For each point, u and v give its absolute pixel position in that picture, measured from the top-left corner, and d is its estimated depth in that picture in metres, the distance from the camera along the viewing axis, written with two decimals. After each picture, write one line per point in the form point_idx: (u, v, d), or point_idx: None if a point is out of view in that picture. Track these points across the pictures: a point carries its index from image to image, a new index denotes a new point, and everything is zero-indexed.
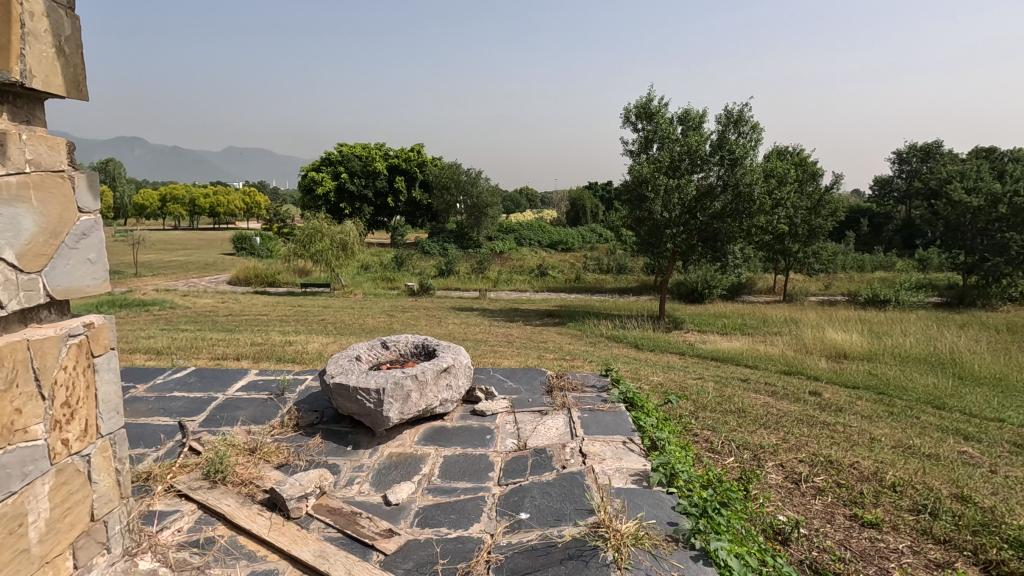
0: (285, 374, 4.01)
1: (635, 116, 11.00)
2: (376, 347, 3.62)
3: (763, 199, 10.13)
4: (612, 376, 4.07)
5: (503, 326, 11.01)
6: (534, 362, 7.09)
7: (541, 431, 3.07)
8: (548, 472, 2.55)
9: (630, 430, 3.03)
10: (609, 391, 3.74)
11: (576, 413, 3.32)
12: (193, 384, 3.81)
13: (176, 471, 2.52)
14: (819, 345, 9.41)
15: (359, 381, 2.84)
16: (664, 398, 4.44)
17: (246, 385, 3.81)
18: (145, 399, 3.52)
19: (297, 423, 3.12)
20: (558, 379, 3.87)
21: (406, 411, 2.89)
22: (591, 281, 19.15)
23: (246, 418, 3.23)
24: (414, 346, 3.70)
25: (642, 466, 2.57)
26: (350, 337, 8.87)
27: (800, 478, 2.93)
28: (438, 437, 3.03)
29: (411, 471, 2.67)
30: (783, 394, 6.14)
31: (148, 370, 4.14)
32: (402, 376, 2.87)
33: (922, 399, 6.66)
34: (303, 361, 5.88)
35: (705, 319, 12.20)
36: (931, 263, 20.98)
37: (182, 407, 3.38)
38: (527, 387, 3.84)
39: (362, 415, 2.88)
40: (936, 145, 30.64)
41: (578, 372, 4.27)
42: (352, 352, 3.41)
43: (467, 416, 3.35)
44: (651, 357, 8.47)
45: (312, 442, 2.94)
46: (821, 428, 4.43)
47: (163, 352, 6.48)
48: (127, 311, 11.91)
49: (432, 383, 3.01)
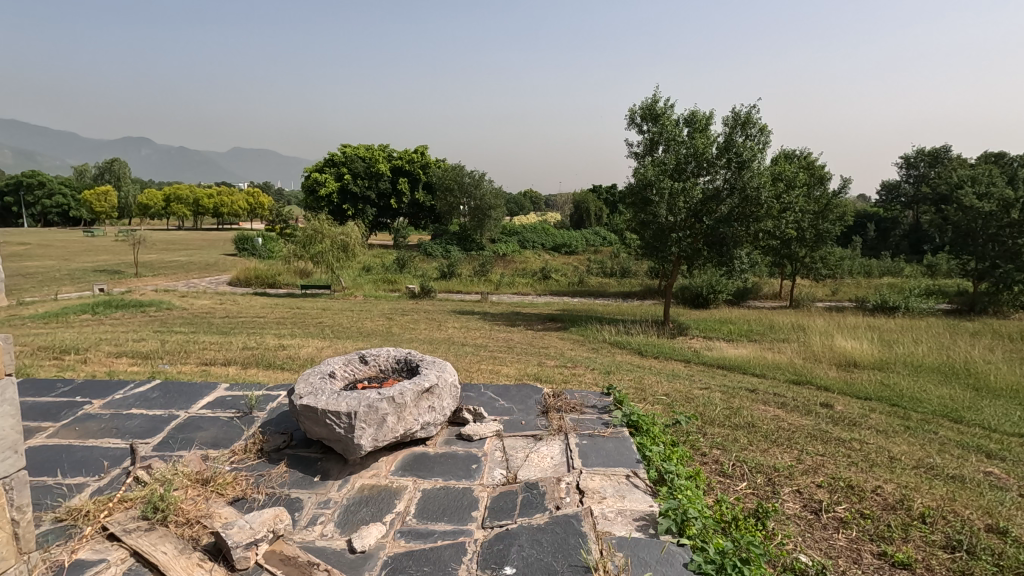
0: (255, 390, 3.78)
1: (639, 118, 10.81)
2: (353, 362, 3.40)
3: (771, 203, 9.89)
4: (613, 395, 3.82)
5: (504, 330, 10.79)
6: (535, 369, 6.86)
7: (534, 461, 2.82)
8: (539, 514, 2.30)
9: (633, 460, 2.79)
10: (610, 413, 3.49)
11: (574, 438, 3.07)
12: (155, 400, 3.58)
13: (113, 508, 2.30)
14: (828, 353, 9.16)
15: (328, 403, 2.61)
16: (670, 416, 4.17)
17: (213, 401, 3.58)
18: (98, 418, 3.29)
19: (261, 449, 2.90)
20: (555, 398, 3.62)
21: (380, 438, 2.64)
22: (594, 284, 18.95)
23: (205, 441, 3.01)
24: (395, 361, 3.48)
25: (647, 508, 2.32)
26: (346, 342, 8.64)
27: (820, 508, 2.67)
28: (419, 467, 2.79)
29: (383, 509, 2.43)
30: (794, 406, 5.89)
31: (111, 384, 3.91)
32: (376, 398, 2.63)
33: (937, 411, 6.40)
34: (292, 369, 5.65)
35: (710, 325, 11.96)
36: (939, 269, 20.66)
37: (137, 428, 3.15)
38: (521, 407, 3.60)
39: (333, 441, 2.64)
40: (944, 150, 30.30)
41: (578, 389, 4.02)
42: (325, 368, 3.19)
43: (453, 440, 3.12)
44: (654, 365, 8.22)
45: (275, 472, 2.71)
46: (836, 446, 4.20)
47: (148, 357, 6.26)
48: (122, 313, 11.73)
49: (411, 406, 2.78)
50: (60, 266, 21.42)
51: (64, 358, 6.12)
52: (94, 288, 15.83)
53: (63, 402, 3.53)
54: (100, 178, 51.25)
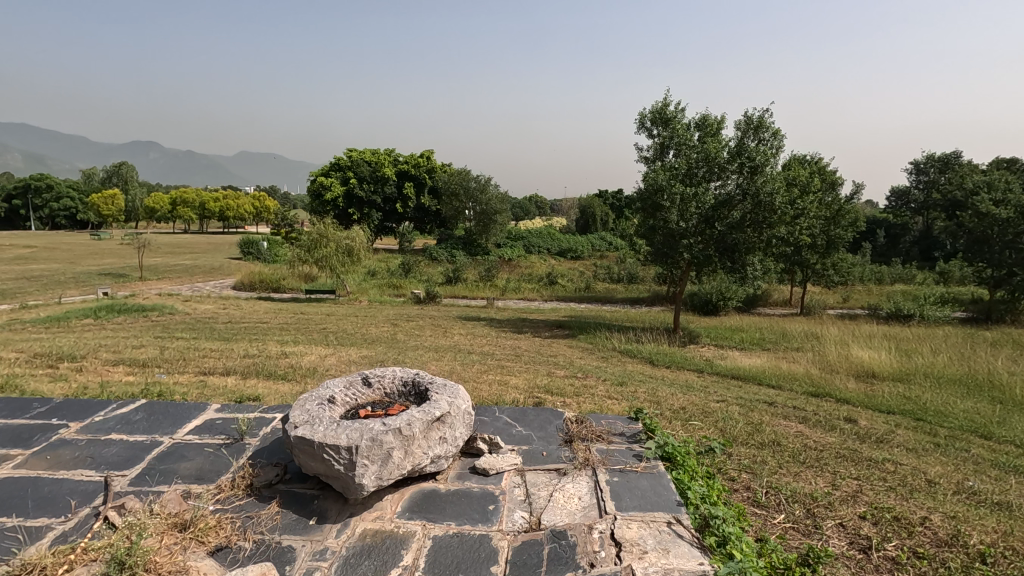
0: (246, 413, 3.56)
1: (649, 121, 10.64)
2: (355, 385, 3.18)
3: (785, 209, 9.63)
4: (640, 421, 3.57)
5: (511, 337, 10.59)
6: (546, 379, 6.63)
7: (560, 503, 2.58)
8: (571, 572, 2.07)
9: (673, 502, 2.55)
10: (641, 443, 3.25)
11: (603, 475, 2.83)
12: (137, 423, 3.37)
13: (74, 561, 2.08)
14: (845, 363, 8.87)
15: (327, 437, 2.39)
16: (695, 439, 3.94)
17: (200, 426, 3.36)
18: (73, 445, 3.08)
19: (252, 484, 2.68)
20: (578, 426, 3.39)
21: (383, 476, 2.42)
22: (601, 290, 18.76)
23: (188, 473, 2.80)
24: (401, 384, 3.27)
25: (696, 566, 2.08)
26: (350, 349, 8.45)
27: (869, 547, 2.46)
28: (429, 508, 2.56)
29: (388, 560, 2.19)
30: (816, 421, 5.64)
31: (92, 403, 3.70)
32: (381, 431, 2.41)
33: (965, 427, 6.13)
34: (293, 380, 5.45)
35: (721, 333, 11.71)
36: (953, 276, 20.31)
37: (115, 457, 2.94)
38: (541, 435, 3.37)
39: (332, 478, 2.42)
40: (955, 155, 29.90)
41: (603, 414, 3.77)
42: (325, 393, 2.99)
43: (467, 475, 2.89)
44: (666, 375, 7.99)
45: (265, 514, 2.48)
46: (869, 467, 3.96)
47: (144, 365, 6.06)
48: (124, 317, 11.62)
49: (420, 438, 2.55)
50: (64, 269, 21.39)
51: (58, 366, 5.93)
52: (98, 290, 15.77)
53: (37, 426, 3.33)
54: (107, 182, 51.54)
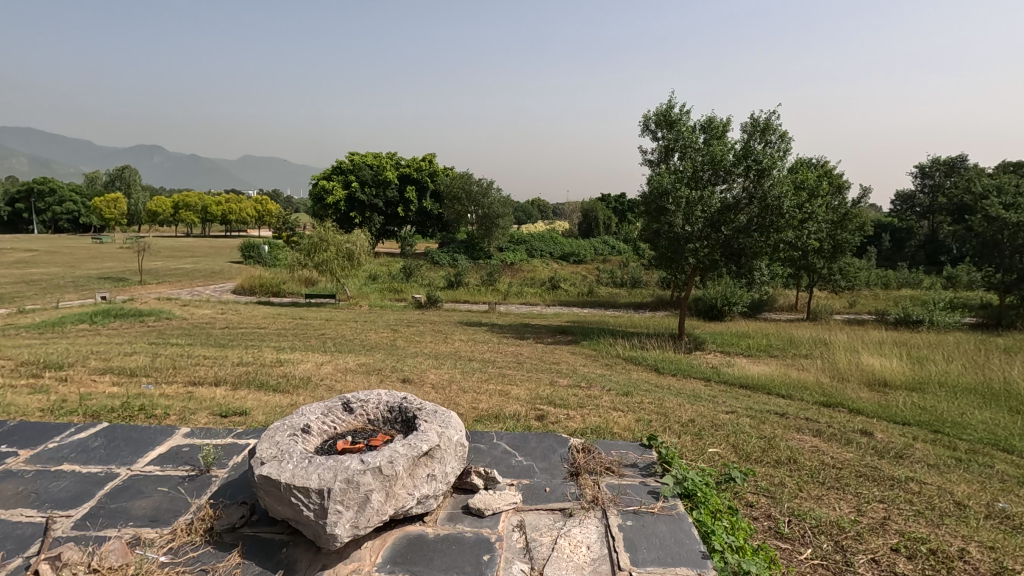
0: (215, 440, 3.34)
1: (654, 124, 10.45)
2: (335, 412, 2.98)
3: (793, 212, 9.37)
4: (655, 450, 3.33)
5: (513, 343, 10.37)
6: (548, 388, 6.39)
7: (566, 553, 2.35)
8: None
9: (697, 554, 2.31)
10: (656, 478, 3.01)
11: (615, 519, 2.60)
12: (95, 451, 3.16)
13: None
14: (855, 371, 8.63)
15: (297, 479, 2.21)
16: (708, 462, 3.70)
17: (162, 454, 3.14)
18: (19, 478, 2.86)
19: (212, 529, 2.45)
20: (585, 457, 3.15)
21: (360, 523, 2.21)
22: (604, 295, 18.54)
23: (142, 513, 2.58)
24: (386, 410, 3.07)
25: None
26: (347, 356, 8.22)
27: None
28: (413, 559, 2.31)
29: None
30: (831, 434, 5.39)
31: (50, 427, 3.49)
32: (358, 472, 2.21)
33: (985, 440, 5.87)
34: (284, 391, 5.23)
35: (727, 339, 11.47)
36: (961, 281, 20.02)
37: (63, 493, 2.73)
38: (543, 467, 3.14)
39: (304, 524, 2.22)
40: (961, 159, 29.68)
41: (613, 441, 3.54)
42: (301, 421, 2.80)
43: (459, 516, 2.65)
44: (673, 384, 7.75)
45: (223, 567, 2.24)
46: (892, 487, 3.73)
47: (132, 375, 5.85)
48: (119, 322, 11.45)
49: (403, 478, 2.35)
50: (65, 273, 21.27)
51: (42, 375, 5.71)
52: (97, 295, 15.61)
53: None
54: (110, 185, 51.54)
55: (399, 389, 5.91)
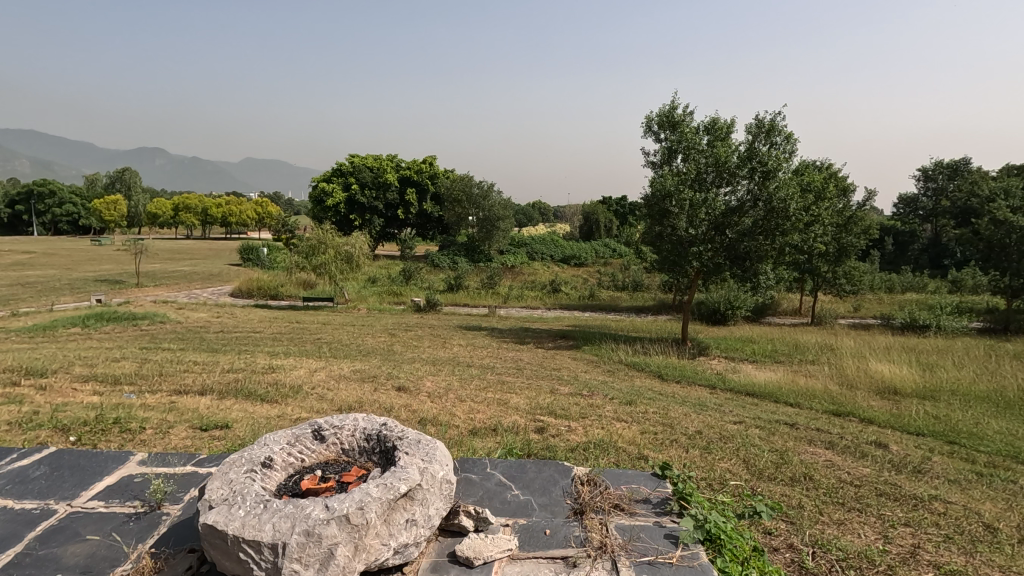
0: (169, 470, 3.11)
1: (656, 125, 10.22)
2: (304, 441, 2.78)
3: (799, 215, 9.13)
4: (671, 483, 3.09)
5: (512, 348, 10.13)
6: (548, 397, 6.14)
7: None
8: None
9: None
10: (675, 519, 2.77)
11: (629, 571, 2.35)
12: (34, 483, 2.94)
13: None
14: (865, 378, 8.38)
15: (253, 530, 2.01)
16: (719, 486, 3.46)
17: (110, 487, 2.92)
18: None
19: None
20: (593, 492, 2.92)
21: None
22: (605, 298, 18.31)
23: (73, 561, 2.35)
24: (362, 438, 2.86)
25: None
26: (341, 362, 7.99)
27: None
28: None
29: None
30: (845, 447, 5.14)
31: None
32: (320, 523, 2.01)
33: (1003, 452, 5.62)
34: (270, 401, 5.00)
35: (731, 344, 11.23)
36: (966, 284, 19.76)
37: None
38: (544, 504, 2.90)
39: None
40: (964, 162, 29.35)
41: (623, 471, 3.29)
42: (266, 453, 2.60)
43: (446, 566, 2.42)
44: (677, 391, 7.52)
45: None
46: (917, 508, 3.49)
47: (115, 382, 5.62)
48: (112, 326, 11.25)
49: (376, 527, 2.14)
50: (62, 275, 21.08)
51: (20, 384, 5.48)
52: (93, 297, 15.42)
53: None
54: (110, 188, 51.36)
55: (393, 398, 5.66)
